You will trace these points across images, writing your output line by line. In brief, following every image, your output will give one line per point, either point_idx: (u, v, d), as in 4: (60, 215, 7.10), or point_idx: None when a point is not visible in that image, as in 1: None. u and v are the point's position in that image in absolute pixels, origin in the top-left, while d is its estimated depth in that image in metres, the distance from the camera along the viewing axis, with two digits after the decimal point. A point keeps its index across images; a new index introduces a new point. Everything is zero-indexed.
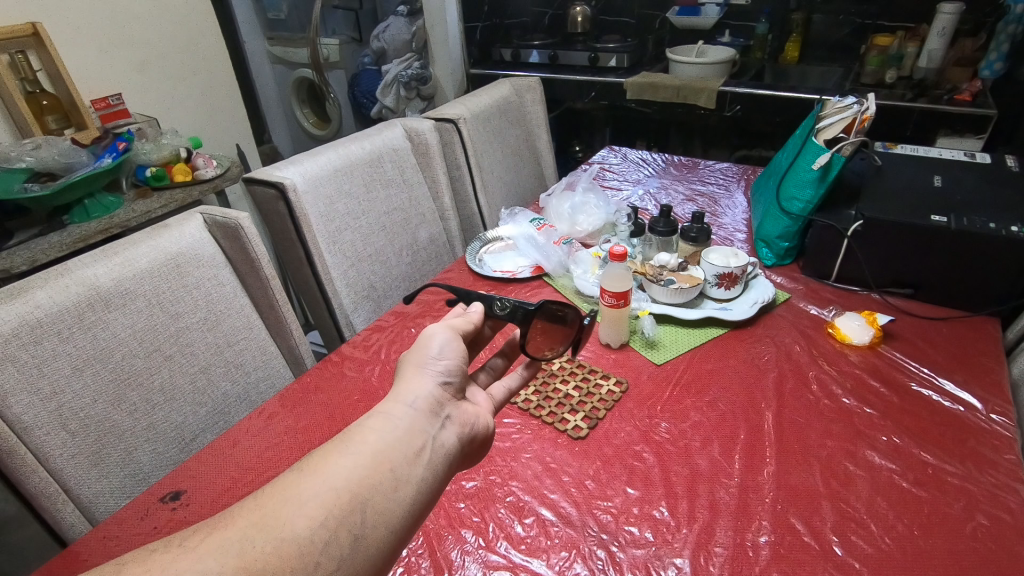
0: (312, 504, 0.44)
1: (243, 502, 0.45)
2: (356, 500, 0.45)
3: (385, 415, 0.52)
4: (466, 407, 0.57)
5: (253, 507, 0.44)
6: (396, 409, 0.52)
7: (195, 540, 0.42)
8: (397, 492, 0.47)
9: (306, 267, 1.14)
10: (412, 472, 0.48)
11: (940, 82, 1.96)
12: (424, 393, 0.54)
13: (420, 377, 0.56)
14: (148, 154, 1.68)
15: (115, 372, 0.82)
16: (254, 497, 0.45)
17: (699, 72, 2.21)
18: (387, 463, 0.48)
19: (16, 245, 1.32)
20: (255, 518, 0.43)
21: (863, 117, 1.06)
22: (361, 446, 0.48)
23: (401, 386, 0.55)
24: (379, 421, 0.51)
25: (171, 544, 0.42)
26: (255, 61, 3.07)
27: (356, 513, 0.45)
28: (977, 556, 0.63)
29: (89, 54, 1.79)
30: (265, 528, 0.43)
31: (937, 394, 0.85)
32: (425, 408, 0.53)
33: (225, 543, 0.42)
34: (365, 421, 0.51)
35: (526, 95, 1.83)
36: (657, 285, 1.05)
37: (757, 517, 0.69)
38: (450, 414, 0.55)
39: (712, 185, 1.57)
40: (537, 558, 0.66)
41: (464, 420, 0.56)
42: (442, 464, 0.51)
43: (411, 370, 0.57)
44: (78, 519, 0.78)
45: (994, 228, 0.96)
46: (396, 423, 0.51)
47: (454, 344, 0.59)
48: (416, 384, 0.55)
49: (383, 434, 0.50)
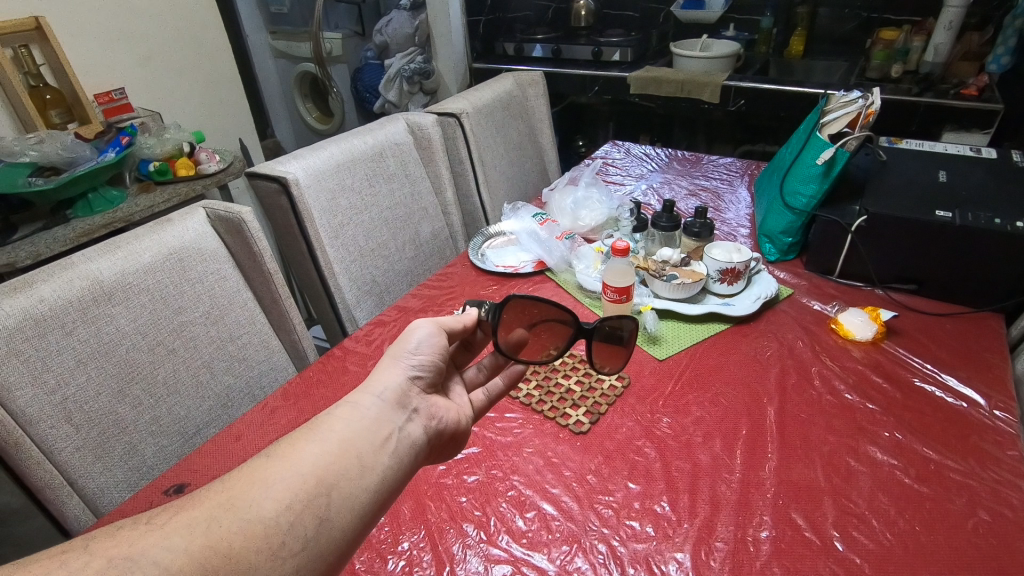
0: (279, 487, 0.45)
1: (211, 484, 0.46)
2: (321, 485, 0.47)
3: (354, 405, 0.53)
4: (436, 401, 0.60)
5: (220, 489, 0.45)
6: (364, 399, 0.54)
7: (163, 518, 0.42)
8: (363, 479, 0.49)
9: (308, 261, 1.14)
10: (377, 460, 0.51)
11: (947, 77, 1.95)
12: (393, 385, 0.57)
13: (392, 368, 0.58)
14: (151, 148, 1.69)
15: (119, 366, 0.82)
16: (222, 480, 0.46)
17: (703, 66, 2.20)
18: (353, 450, 0.50)
19: (19, 239, 1.33)
20: (222, 498, 0.44)
21: (868, 111, 1.06)
22: (327, 433, 0.50)
23: (372, 377, 0.57)
24: (347, 410, 0.53)
25: (139, 521, 0.42)
26: (258, 55, 3.07)
27: (321, 497, 0.46)
28: (978, 553, 0.63)
29: (92, 48, 1.79)
30: (233, 507, 0.43)
31: (940, 390, 0.85)
32: (392, 400, 0.55)
33: (192, 521, 0.42)
34: (333, 410, 0.53)
35: (529, 89, 1.81)
36: (660, 280, 1.05)
37: (758, 512, 0.69)
38: (418, 407, 0.57)
39: (716, 181, 1.57)
40: (538, 552, 0.66)
41: (432, 413, 0.58)
42: (408, 453, 0.53)
43: (386, 361, 0.59)
44: (83, 511, 0.79)
45: (999, 224, 0.95)
46: (363, 413, 0.53)
47: (434, 340, 0.61)
48: (386, 376, 0.57)
49: (350, 423, 0.52)
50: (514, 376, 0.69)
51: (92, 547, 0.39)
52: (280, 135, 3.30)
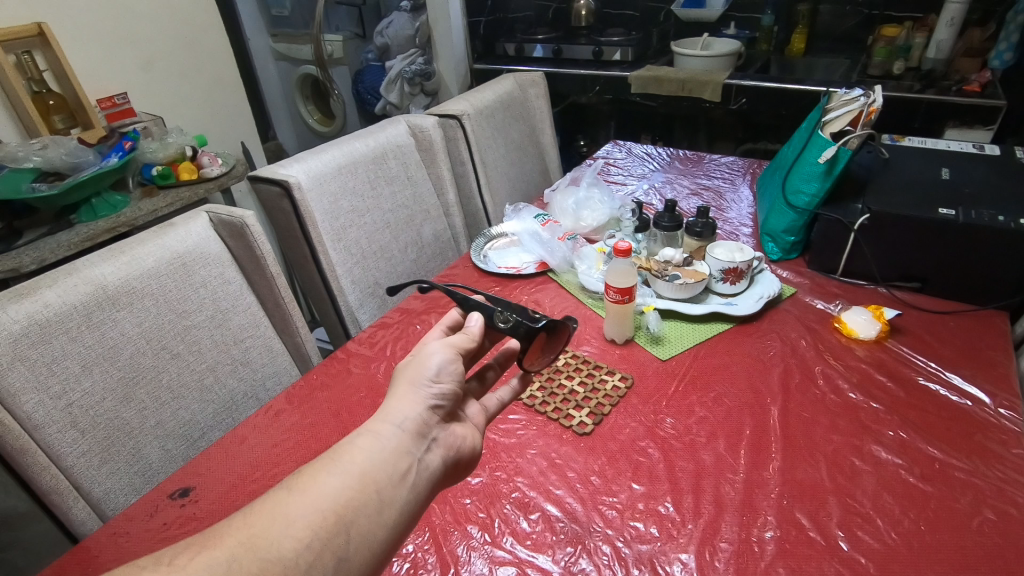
0: (299, 524, 0.45)
1: (231, 519, 0.45)
2: (341, 521, 0.46)
3: (374, 434, 0.53)
4: (454, 429, 0.59)
5: (241, 526, 0.45)
6: (384, 428, 0.54)
7: (184, 558, 0.42)
8: (382, 515, 0.49)
9: (311, 265, 1.15)
10: (397, 494, 0.50)
11: (949, 74, 1.94)
12: (413, 414, 0.55)
13: (411, 397, 0.56)
14: (154, 152, 1.69)
15: (124, 370, 0.83)
16: (241, 515, 0.46)
17: (704, 65, 2.20)
18: (373, 484, 0.49)
19: (24, 244, 1.33)
20: (244, 536, 0.44)
21: (870, 109, 1.06)
22: (348, 466, 0.50)
23: (390, 404, 0.56)
24: (367, 440, 0.52)
25: (160, 561, 0.42)
26: (259, 58, 3.07)
27: (341, 535, 0.46)
28: (985, 552, 0.63)
29: (95, 53, 1.80)
30: (254, 547, 0.43)
31: (944, 389, 0.84)
32: (412, 429, 0.54)
33: (213, 563, 0.42)
34: (354, 440, 0.52)
35: (530, 90, 1.81)
36: (661, 280, 1.05)
37: (762, 513, 0.69)
38: (437, 436, 0.56)
39: (717, 180, 1.57)
40: (542, 554, 0.66)
41: (450, 442, 0.57)
42: (426, 486, 0.53)
43: (405, 387, 0.57)
44: (89, 516, 0.79)
45: (1002, 221, 0.95)
46: (383, 444, 0.52)
47: (454, 367, 0.60)
48: (406, 405, 0.56)
49: (371, 454, 0.51)
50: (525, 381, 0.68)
51: None
52: (282, 137, 3.30)
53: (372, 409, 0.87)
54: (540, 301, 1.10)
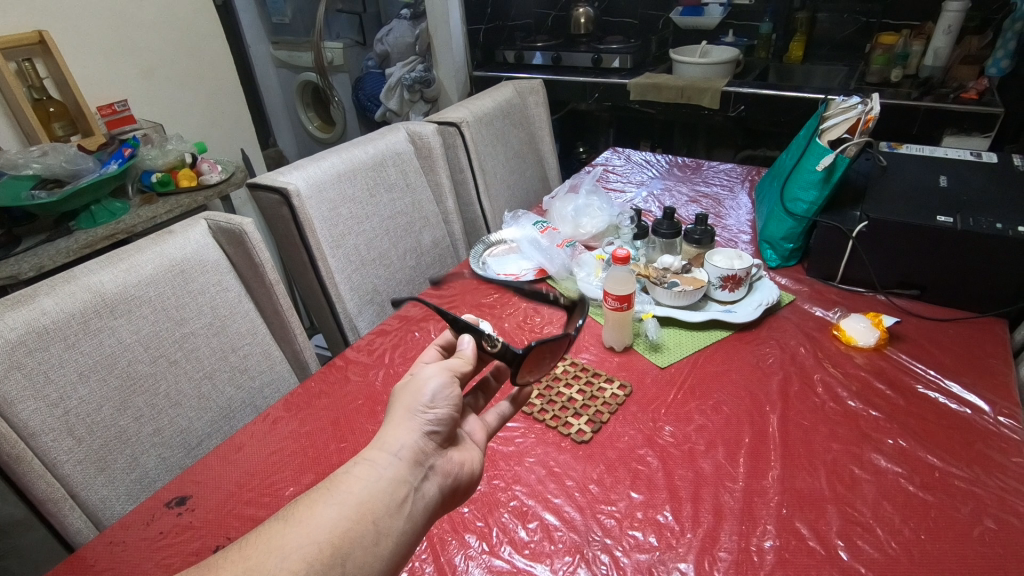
0: (294, 557, 0.45)
1: (226, 551, 0.46)
2: (336, 553, 0.46)
3: (372, 462, 0.53)
4: (452, 455, 0.58)
5: (238, 558, 0.45)
6: (381, 457, 0.53)
7: None
8: (378, 547, 0.48)
9: (309, 272, 1.15)
10: (393, 525, 0.50)
11: (946, 81, 1.94)
12: (410, 441, 0.55)
13: (408, 423, 0.56)
14: (154, 159, 1.70)
15: (120, 378, 0.82)
16: (237, 547, 0.46)
17: (702, 72, 2.21)
18: (369, 514, 0.49)
19: (22, 251, 1.32)
20: (239, 569, 0.44)
21: (867, 117, 1.06)
22: (345, 496, 0.50)
23: (388, 430, 0.55)
24: (365, 469, 0.52)
25: None
26: (260, 65, 3.09)
27: (336, 567, 0.46)
28: (985, 561, 0.62)
29: (96, 60, 1.81)
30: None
31: (944, 397, 0.84)
32: (409, 457, 0.54)
33: None
34: (351, 469, 0.52)
35: (530, 98, 1.81)
36: (660, 288, 1.04)
37: (761, 521, 0.68)
38: (434, 464, 0.56)
39: (716, 187, 1.57)
40: (540, 563, 0.66)
41: (448, 469, 0.57)
42: (422, 514, 0.53)
43: (401, 414, 0.56)
44: (85, 524, 0.79)
45: (1001, 229, 0.95)
46: (380, 473, 0.52)
47: (450, 392, 0.58)
48: (403, 432, 0.55)
49: (368, 484, 0.51)
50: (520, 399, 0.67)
51: None
52: (283, 144, 3.31)
53: (370, 416, 0.87)
54: (539, 308, 1.10)
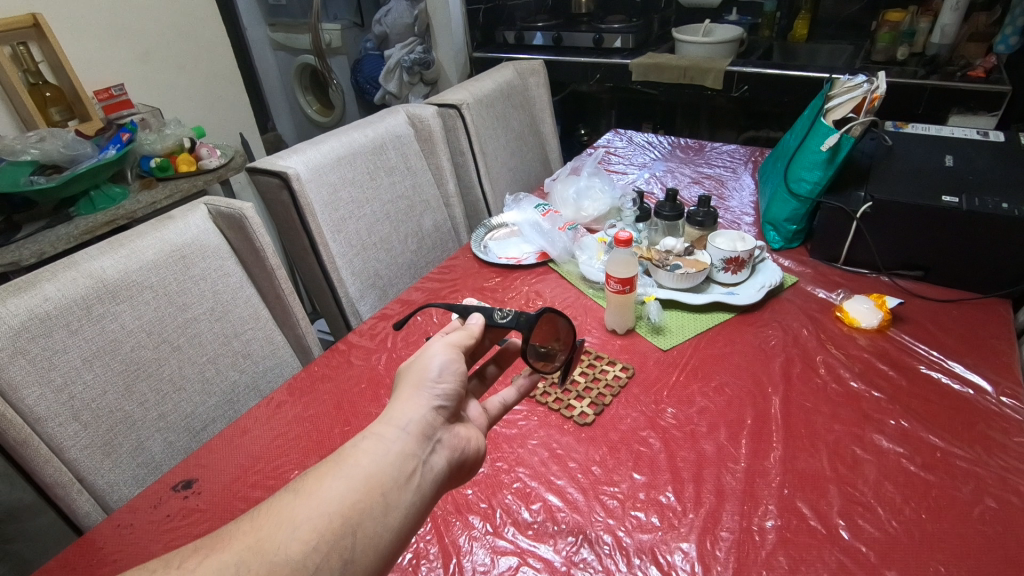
0: (305, 528, 0.45)
1: (238, 523, 0.46)
2: (346, 524, 0.47)
3: (379, 436, 0.53)
4: (458, 431, 0.59)
5: (249, 530, 0.45)
6: (389, 431, 0.53)
7: (193, 562, 0.44)
8: (387, 518, 0.49)
9: (310, 256, 1.14)
10: (401, 497, 0.50)
11: (953, 59, 1.91)
12: (418, 416, 0.55)
13: (415, 398, 0.56)
14: (152, 143, 1.68)
15: (125, 363, 0.83)
16: (247, 519, 0.46)
17: (705, 52, 2.18)
18: (378, 487, 0.49)
19: (23, 237, 1.32)
20: (251, 540, 0.44)
21: (873, 95, 1.04)
22: (353, 469, 0.50)
23: (396, 406, 0.56)
24: (373, 443, 0.52)
25: (170, 565, 0.43)
26: (257, 48, 3.05)
27: (346, 538, 0.46)
28: (986, 540, 0.63)
29: (91, 44, 1.78)
30: (261, 550, 0.44)
31: (946, 377, 0.84)
32: (416, 431, 0.54)
33: (222, 565, 0.43)
34: (359, 443, 0.52)
35: (530, 79, 1.79)
36: (663, 270, 1.04)
37: (763, 501, 0.69)
38: (441, 438, 0.56)
39: (719, 168, 1.56)
40: (544, 544, 0.66)
41: (455, 443, 0.57)
42: (430, 487, 0.53)
43: (408, 390, 0.57)
44: (93, 508, 0.80)
45: (1006, 209, 0.94)
46: (388, 447, 0.52)
47: (455, 366, 0.59)
48: (411, 408, 0.55)
49: (376, 457, 0.51)
50: (526, 389, 0.68)
51: None
52: (282, 128, 3.29)
53: (373, 399, 0.87)
54: (541, 292, 1.10)
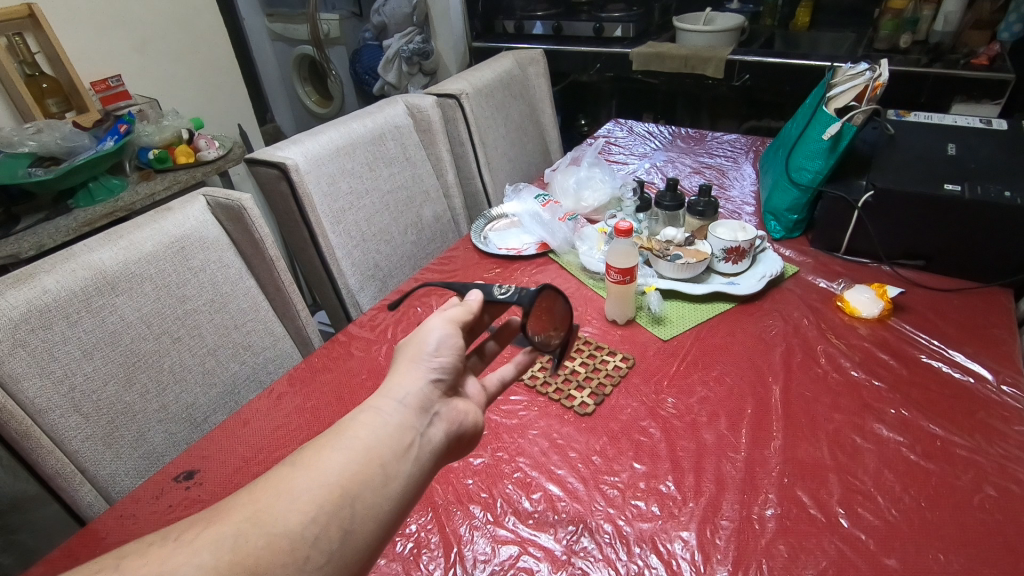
0: (303, 499, 0.46)
1: (238, 494, 0.46)
2: (345, 495, 0.47)
3: (377, 409, 0.53)
4: (457, 404, 0.58)
5: (248, 500, 0.46)
6: (387, 404, 0.53)
7: (191, 534, 0.44)
8: (387, 488, 0.49)
9: (310, 248, 1.14)
10: (400, 467, 0.50)
11: (957, 47, 1.89)
12: (416, 389, 0.55)
13: (412, 372, 0.56)
14: (150, 135, 1.67)
15: (125, 354, 0.83)
16: (246, 492, 0.47)
17: (705, 40, 2.16)
18: (377, 458, 0.49)
19: (22, 230, 1.32)
20: (249, 512, 0.45)
21: (876, 83, 1.04)
22: (351, 441, 0.50)
23: (393, 380, 0.56)
24: (370, 415, 0.52)
25: (169, 537, 0.43)
26: (255, 39, 3.03)
27: (345, 508, 0.46)
28: (985, 528, 0.63)
29: (88, 35, 1.77)
30: (260, 520, 0.44)
31: (947, 366, 0.84)
32: (414, 404, 0.54)
33: (220, 537, 0.43)
34: (357, 416, 0.52)
35: (530, 68, 1.78)
36: (663, 261, 1.03)
37: (763, 490, 0.69)
38: (440, 410, 0.56)
39: (720, 158, 1.55)
40: (544, 533, 0.67)
41: (453, 417, 0.57)
42: (430, 461, 0.53)
43: (406, 364, 0.57)
44: (95, 499, 0.80)
45: (1009, 197, 0.94)
46: (387, 420, 0.52)
47: (452, 340, 0.59)
48: (408, 381, 0.55)
49: (374, 429, 0.51)
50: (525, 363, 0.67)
51: (123, 567, 0.41)
52: (281, 119, 3.27)
53: (374, 390, 0.87)
54: (541, 283, 1.10)
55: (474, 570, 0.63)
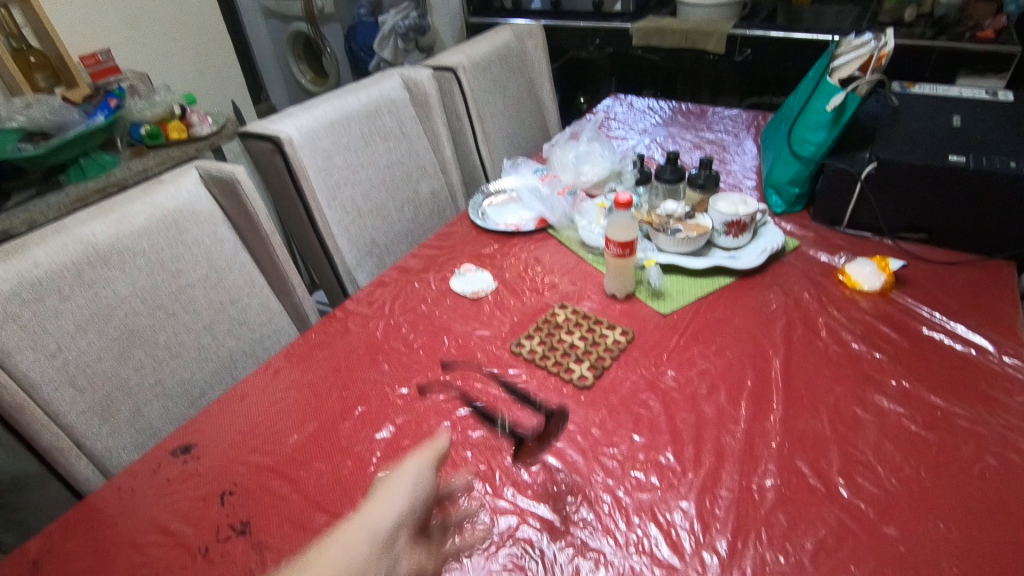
0: None
1: None
2: None
3: (347, 538, 0.47)
4: (419, 551, 0.53)
5: None
6: (357, 536, 0.48)
7: None
8: None
9: (306, 223, 1.12)
10: None
11: (962, 19, 1.85)
12: (389, 525, 0.50)
13: (387, 505, 0.51)
14: (141, 111, 1.61)
15: (119, 329, 0.82)
16: None
17: (706, 16, 2.13)
18: None
19: (13, 206, 1.30)
20: None
21: (881, 53, 1.02)
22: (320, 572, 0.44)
23: (364, 510, 0.50)
24: (339, 545, 0.46)
25: None
26: (248, 15, 2.97)
27: None
28: (985, 497, 0.63)
29: (75, 8, 1.73)
30: None
31: (949, 338, 0.84)
32: (385, 539, 0.49)
33: None
34: (324, 545, 0.46)
35: (528, 42, 1.74)
36: (663, 235, 1.02)
37: (763, 461, 0.69)
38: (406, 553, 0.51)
39: (720, 133, 1.53)
40: (543, 504, 0.66)
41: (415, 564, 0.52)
42: None
43: (379, 498, 0.52)
44: (93, 472, 0.79)
45: (1014, 168, 0.92)
46: (357, 555, 0.46)
47: (430, 478, 0.55)
48: (384, 513, 0.50)
49: (344, 563, 0.45)
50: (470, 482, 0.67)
51: None
52: (275, 98, 3.23)
53: (371, 365, 0.87)
54: (540, 259, 1.08)
55: (473, 541, 0.63)
